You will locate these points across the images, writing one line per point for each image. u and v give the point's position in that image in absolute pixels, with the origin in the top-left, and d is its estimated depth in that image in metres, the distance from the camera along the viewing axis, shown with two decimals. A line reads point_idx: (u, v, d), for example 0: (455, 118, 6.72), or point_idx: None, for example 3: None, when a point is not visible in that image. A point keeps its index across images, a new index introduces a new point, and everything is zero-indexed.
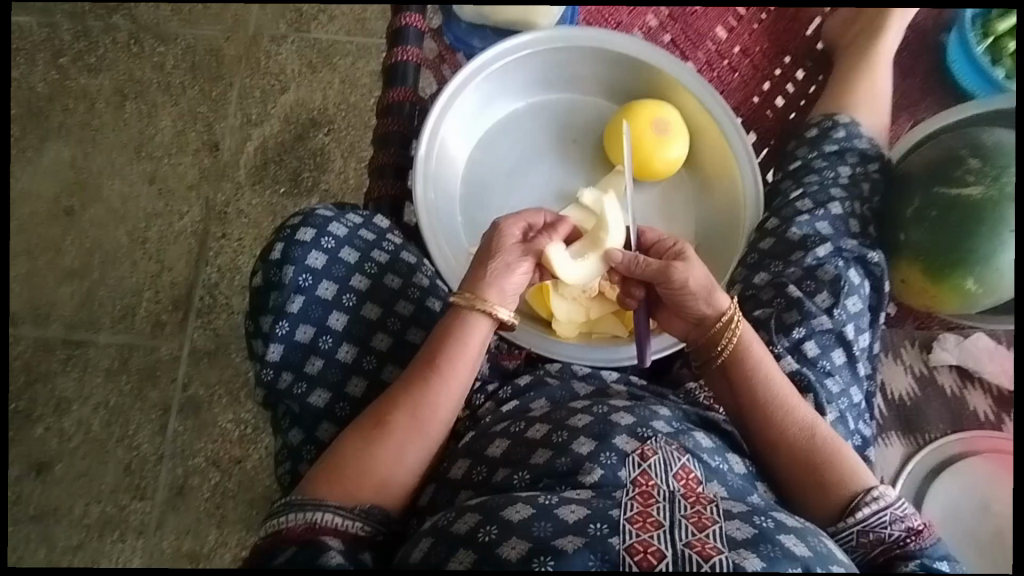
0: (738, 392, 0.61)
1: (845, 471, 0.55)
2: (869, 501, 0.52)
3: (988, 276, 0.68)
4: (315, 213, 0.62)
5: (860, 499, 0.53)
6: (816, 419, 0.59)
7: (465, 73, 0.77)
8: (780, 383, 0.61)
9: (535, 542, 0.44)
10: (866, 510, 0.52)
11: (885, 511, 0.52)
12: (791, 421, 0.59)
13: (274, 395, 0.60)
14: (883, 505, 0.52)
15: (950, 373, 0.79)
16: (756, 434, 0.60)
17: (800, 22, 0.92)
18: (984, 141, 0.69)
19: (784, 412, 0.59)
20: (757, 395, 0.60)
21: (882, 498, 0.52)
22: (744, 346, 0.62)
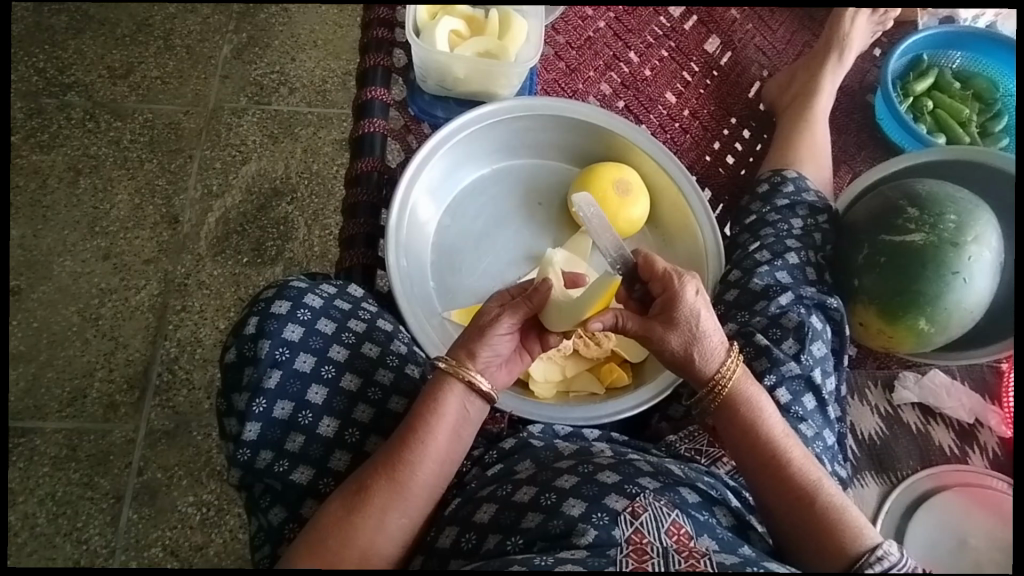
0: (738, 441, 0.61)
1: (845, 522, 0.55)
2: (873, 562, 0.51)
3: (939, 315, 0.72)
4: (289, 285, 0.62)
5: (865, 558, 0.52)
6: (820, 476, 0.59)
7: (434, 142, 0.79)
8: (780, 429, 0.61)
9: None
10: (873, 570, 0.51)
11: (889, 573, 0.51)
12: (791, 470, 0.59)
13: (251, 476, 0.57)
14: (889, 565, 0.51)
15: (913, 410, 0.82)
16: (758, 483, 0.59)
17: (741, 87, 1.00)
18: (918, 191, 0.75)
19: (786, 461, 0.59)
20: (760, 448, 0.60)
21: (887, 557, 0.51)
22: (742, 392, 0.62)
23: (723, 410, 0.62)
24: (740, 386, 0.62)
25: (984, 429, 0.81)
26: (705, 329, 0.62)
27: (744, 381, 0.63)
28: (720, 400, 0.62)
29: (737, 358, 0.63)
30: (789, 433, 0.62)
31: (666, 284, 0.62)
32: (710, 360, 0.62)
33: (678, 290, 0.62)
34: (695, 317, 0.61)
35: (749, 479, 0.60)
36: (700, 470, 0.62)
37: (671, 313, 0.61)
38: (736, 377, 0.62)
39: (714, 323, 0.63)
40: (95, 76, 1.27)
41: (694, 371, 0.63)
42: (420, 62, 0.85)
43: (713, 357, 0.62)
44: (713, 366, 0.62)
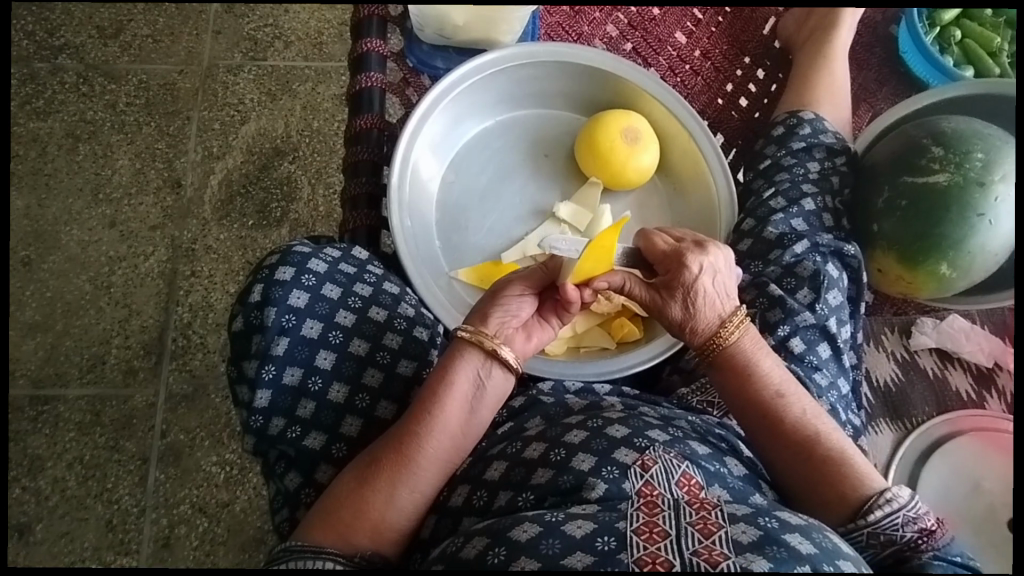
0: (736, 396, 0.61)
1: (848, 473, 0.55)
2: (882, 504, 0.52)
3: (961, 259, 0.69)
4: (293, 250, 0.61)
5: (873, 501, 0.53)
6: (828, 428, 0.59)
7: (433, 96, 0.76)
8: (782, 384, 0.61)
9: (545, 562, 0.42)
10: (881, 512, 0.52)
11: (898, 513, 0.51)
12: (793, 424, 0.58)
13: (265, 443, 0.57)
14: (896, 507, 0.52)
15: (931, 355, 0.81)
16: (758, 437, 0.60)
17: (755, 24, 0.95)
18: (944, 129, 0.71)
19: (786, 415, 0.59)
20: (767, 403, 0.60)
21: (896, 499, 0.52)
22: (742, 351, 0.62)
23: (720, 368, 0.62)
24: (739, 344, 0.62)
25: (1003, 372, 0.80)
26: (706, 291, 0.62)
27: (744, 341, 0.62)
28: (723, 356, 0.62)
29: (739, 319, 0.62)
30: (792, 387, 0.61)
31: (674, 257, 0.62)
32: (710, 321, 0.63)
33: (681, 259, 0.62)
34: (698, 287, 0.62)
35: (749, 433, 0.61)
36: (712, 422, 0.63)
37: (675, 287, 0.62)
38: (735, 336, 0.62)
39: (718, 287, 0.63)
40: (85, 36, 1.23)
41: (691, 334, 0.63)
42: (416, 11, 0.80)
43: (711, 319, 0.63)
44: (710, 326, 0.62)
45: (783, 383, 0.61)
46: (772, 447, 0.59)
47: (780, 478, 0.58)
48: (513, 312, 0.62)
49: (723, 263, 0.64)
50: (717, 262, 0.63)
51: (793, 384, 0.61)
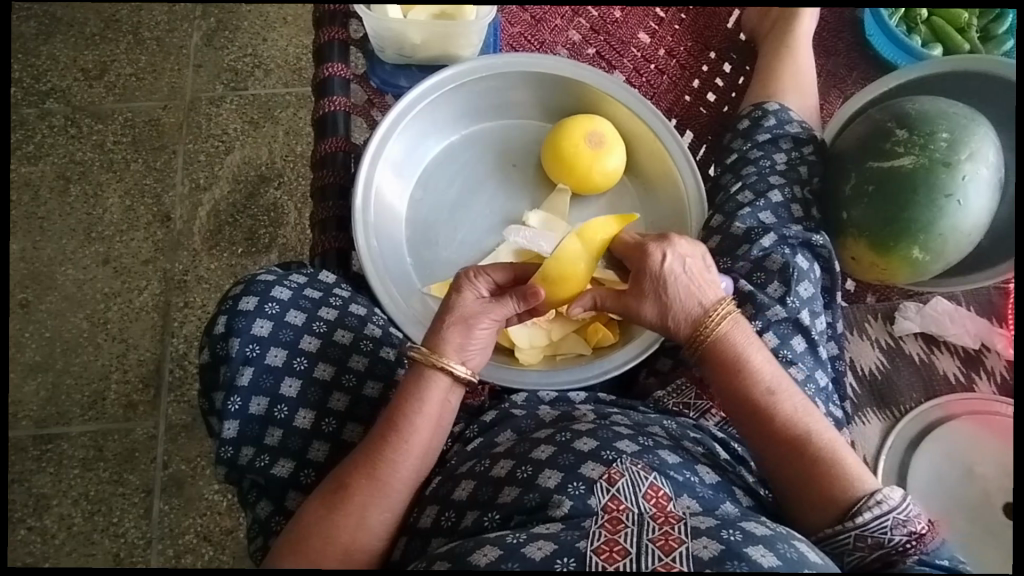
0: (726, 391, 0.60)
1: (837, 472, 0.54)
2: (871, 506, 0.51)
3: (933, 242, 0.68)
4: (256, 279, 0.62)
5: (862, 504, 0.51)
6: (818, 425, 0.57)
7: (394, 115, 0.77)
8: (772, 380, 0.59)
9: None
10: (869, 514, 0.51)
11: (888, 516, 0.50)
12: (783, 422, 0.57)
13: (236, 472, 0.57)
14: (886, 510, 0.50)
15: (916, 340, 0.79)
16: (751, 434, 0.58)
17: (720, 18, 0.95)
18: (909, 111, 0.70)
19: (778, 413, 0.57)
20: (754, 399, 0.58)
21: (886, 501, 0.51)
22: (728, 346, 0.61)
23: (708, 362, 0.61)
24: (727, 337, 0.61)
25: (991, 353, 0.78)
26: (681, 293, 0.62)
27: (734, 335, 0.61)
28: (706, 351, 0.61)
29: (724, 315, 0.61)
30: (785, 381, 0.60)
31: (643, 249, 0.65)
32: (689, 317, 0.63)
33: (651, 259, 0.64)
34: (664, 280, 0.63)
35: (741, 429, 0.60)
36: (687, 425, 0.62)
37: (645, 279, 0.63)
38: (718, 332, 0.61)
39: (696, 282, 0.63)
40: (71, 79, 1.26)
41: (673, 329, 0.63)
42: (374, 33, 0.82)
43: (690, 315, 0.62)
44: (691, 321, 0.62)
45: (775, 378, 0.59)
46: (762, 442, 0.58)
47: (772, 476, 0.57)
48: (473, 333, 0.59)
49: (697, 258, 0.64)
50: (690, 261, 0.63)
51: (785, 378, 0.60)
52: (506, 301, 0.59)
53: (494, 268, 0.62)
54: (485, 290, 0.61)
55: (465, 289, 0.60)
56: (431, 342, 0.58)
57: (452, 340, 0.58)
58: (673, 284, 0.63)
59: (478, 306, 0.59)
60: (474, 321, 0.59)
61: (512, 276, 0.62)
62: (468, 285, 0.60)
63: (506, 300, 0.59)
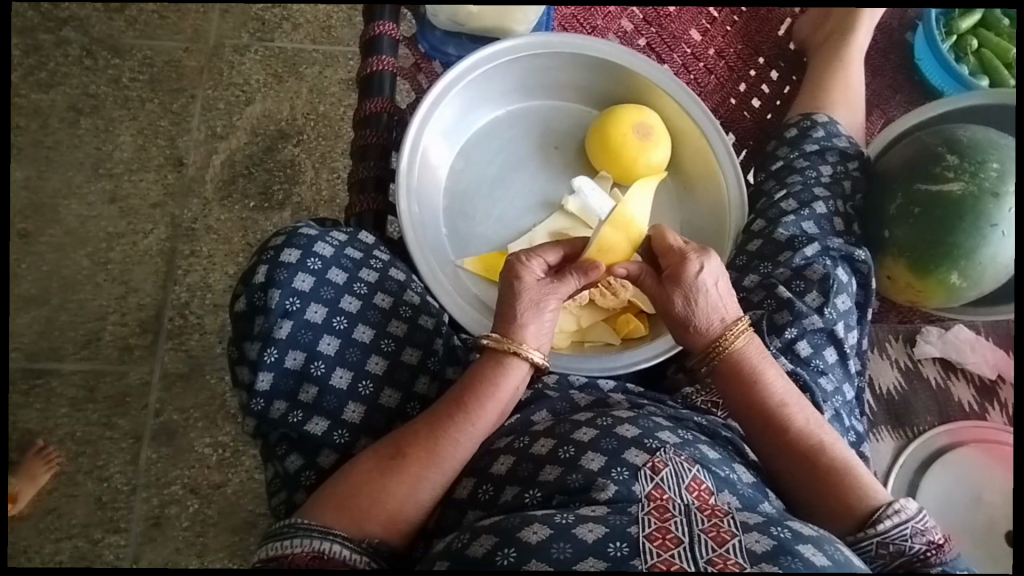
0: (739, 407, 0.60)
1: (854, 484, 0.54)
2: (890, 514, 0.50)
3: (972, 269, 0.68)
4: (299, 232, 0.60)
5: (881, 511, 0.51)
6: (831, 441, 0.58)
7: (446, 82, 0.75)
8: (784, 396, 0.60)
9: (557, 566, 0.40)
10: (888, 522, 0.50)
11: (906, 524, 0.50)
12: (796, 438, 0.57)
13: (266, 425, 0.57)
14: (906, 518, 0.50)
15: (934, 365, 0.81)
16: (765, 448, 0.59)
17: (772, 23, 0.94)
18: (959, 138, 0.71)
19: (790, 428, 0.58)
20: (767, 415, 0.59)
21: (905, 510, 0.50)
22: (745, 361, 0.61)
23: (723, 376, 0.61)
24: (743, 352, 0.61)
25: (1004, 386, 0.80)
26: (706, 302, 0.62)
27: (748, 349, 0.61)
28: (723, 364, 0.61)
29: (740, 329, 0.61)
30: (796, 398, 0.60)
31: (676, 256, 0.63)
32: (711, 326, 0.62)
33: (680, 263, 0.62)
34: (694, 285, 0.62)
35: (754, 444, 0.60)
36: (717, 423, 0.62)
37: (672, 286, 0.62)
38: (737, 346, 0.61)
39: (718, 292, 0.62)
40: (90, 9, 1.21)
41: (691, 339, 0.63)
42: None
43: (712, 325, 0.62)
44: (711, 332, 0.62)
45: (786, 394, 0.60)
46: (776, 456, 0.58)
47: (788, 489, 0.57)
48: (543, 317, 0.59)
49: (723, 274, 0.64)
50: (718, 272, 0.63)
51: (796, 395, 0.60)
52: (569, 283, 0.60)
53: (540, 248, 0.62)
54: (541, 271, 0.61)
55: (528, 271, 0.60)
56: (504, 327, 0.58)
57: (528, 324, 0.58)
58: (702, 291, 0.62)
59: (543, 286, 0.59)
60: (545, 303, 0.59)
61: (561, 254, 0.63)
62: (524, 268, 0.60)
63: (569, 283, 0.60)
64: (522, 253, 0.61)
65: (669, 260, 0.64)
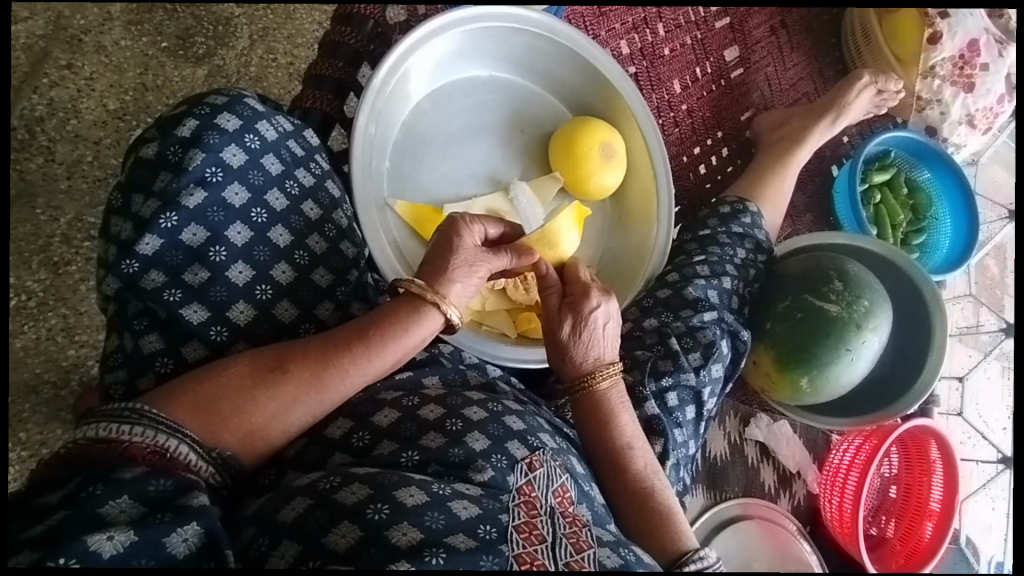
0: (588, 441, 0.64)
1: (670, 528, 0.58)
2: (695, 559, 0.54)
3: (819, 379, 0.79)
4: (244, 101, 0.54)
5: (688, 556, 0.55)
6: (660, 488, 0.62)
7: (449, 18, 0.72)
8: (633, 439, 0.64)
9: (428, 535, 0.39)
10: (695, 565, 0.53)
11: (708, 571, 0.54)
12: (632, 479, 0.62)
13: (132, 293, 0.49)
14: (706, 565, 0.54)
15: (755, 446, 0.92)
16: (602, 482, 0.62)
17: (740, 106, 1.02)
18: (848, 270, 0.81)
19: (628, 468, 0.62)
20: (611, 453, 0.63)
21: (706, 558, 0.54)
22: (607, 400, 0.64)
23: (582, 409, 0.64)
24: (607, 391, 0.65)
25: (800, 480, 0.93)
26: (591, 335, 0.65)
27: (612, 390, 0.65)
28: (587, 396, 0.64)
29: (612, 370, 0.65)
30: (642, 445, 0.65)
31: (581, 286, 0.66)
32: (588, 359, 0.65)
33: (584, 295, 0.66)
34: (586, 317, 0.65)
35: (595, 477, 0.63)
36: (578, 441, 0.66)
37: (569, 312, 0.65)
38: (604, 384, 0.65)
39: (603, 329, 0.66)
40: None
41: (566, 367, 0.66)
42: None
43: (589, 359, 0.65)
44: (586, 364, 0.65)
45: (634, 437, 0.64)
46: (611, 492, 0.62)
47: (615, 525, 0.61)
48: (471, 279, 0.56)
49: (616, 317, 0.68)
50: (612, 314, 0.67)
51: (643, 441, 0.65)
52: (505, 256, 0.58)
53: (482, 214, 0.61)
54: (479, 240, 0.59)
55: (468, 233, 0.58)
56: (428, 277, 0.54)
57: (453, 279, 0.55)
58: (592, 325, 0.65)
59: (478, 252, 0.57)
60: (476, 269, 0.56)
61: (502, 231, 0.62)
62: (465, 229, 0.58)
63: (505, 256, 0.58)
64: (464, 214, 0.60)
65: (573, 289, 0.67)
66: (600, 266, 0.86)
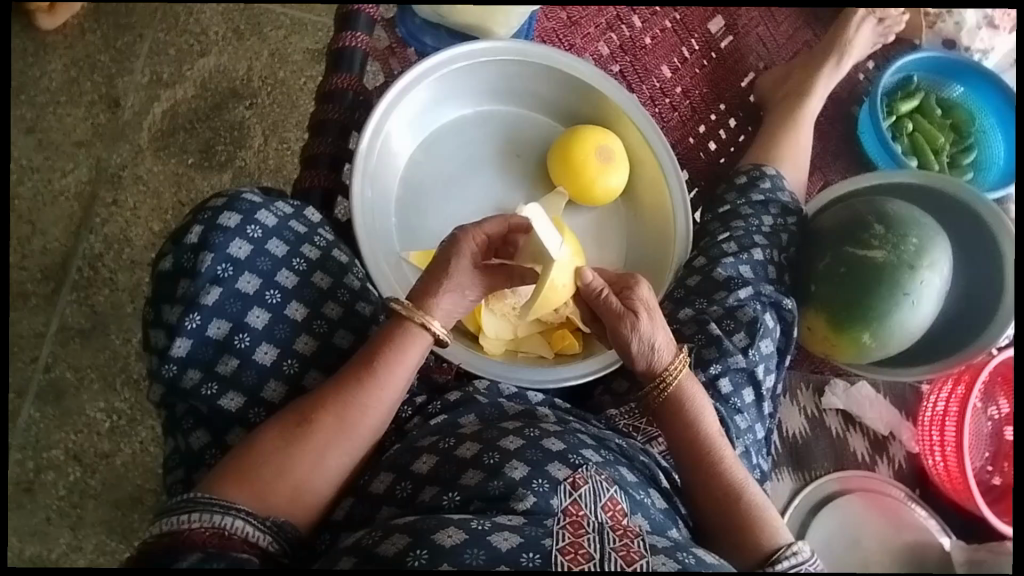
0: (673, 439, 0.61)
1: (764, 522, 0.56)
2: (788, 555, 0.53)
3: (883, 331, 0.74)
4: (242, 197, 0.57)
5: (781, 552, 0.53)
6: (749, 479, 0.59)
7: (420, 69, 0.74)
8: (716, 432, 0.61)
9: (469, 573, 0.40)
10: (786, 563, 0.52)
11: (800, 567, 0.53)
12: (724, 476, 0.58)
13: (175, 395, 0.53)
14: (800, 560, 0.53)
15: (836, 415, 0.86)
16: (689, 481, 0.59)
17: (738, 74, 0.98)
18: (888, 210, 0.76)
19: (718, 465, 0.59)
20: (697, 451, 0.59)
21: (801, 553, 0.53)
22: (684, 395, 0.61)
23: (663, 410, 0.61)
24: (683, 388, 0.61)
25: (896, 442, 0.86)
26: (655, 330, 0.61)
27: (688, 384, 0.61)
28: (665, 397, 0.61)
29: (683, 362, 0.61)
30: (723, 436, 0.62)
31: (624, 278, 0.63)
32: (660, 356, 0.61)
33: (632, 287, 0.62)
34: (649, 312, 0.61)
35: (681, 473, 0.60)
36: (637, 447, 0.63)
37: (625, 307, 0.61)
38: (680, 379, 0.61)
39: (663, 325, 0.62)
40: None
41: (640, 368, 0.62)
42: None
43: (661, 355, 0.61)
44: (657, 364, 0.61)
45: (717, 430, 0.61)
46: (701, 493, 0.58)
47: (707, 526, 0.58)
48: (458, 299, 0.60)
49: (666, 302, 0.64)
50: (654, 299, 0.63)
51: (723, 433, 0.62)
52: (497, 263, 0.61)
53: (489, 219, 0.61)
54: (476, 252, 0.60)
55: (465, 249, 0.60)
56: (418, 300, 0.58)
57: (442, 302, 0.58)
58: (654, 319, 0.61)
59: (474, 274, 0.60)
60: (468, 291, 0.60)
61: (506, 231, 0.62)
62: (466, 241, 0.60)
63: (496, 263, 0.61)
64: (465, 228, 0.61)
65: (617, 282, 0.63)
66: (625, 270, 0.84)
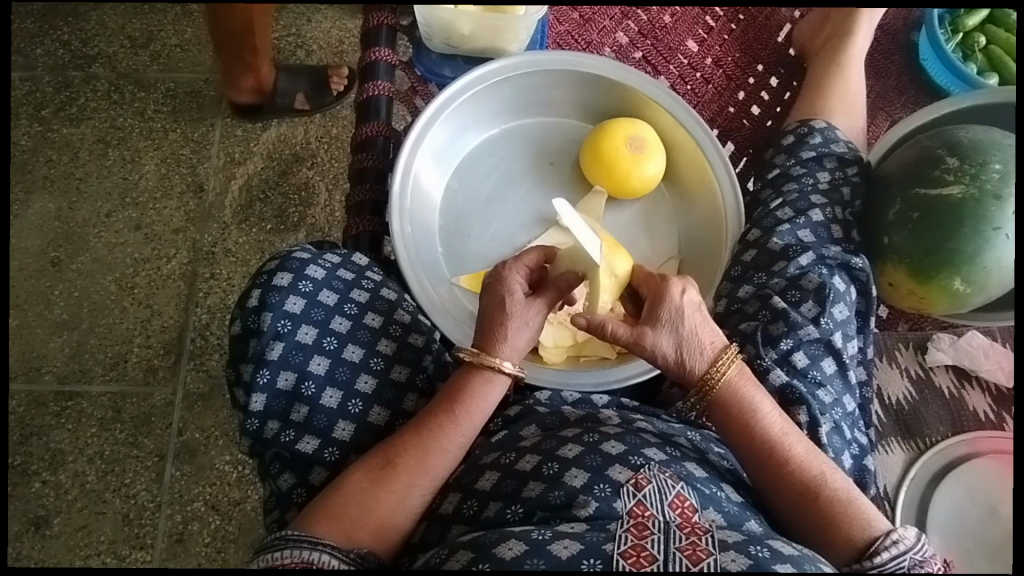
0: (730, 438, 0.58)
1: (853, 513, 0.52)
2: (888, 546, 0.49)
3: (976, 276, 0.68)
4: (292, 256, 0.62)
5: (879, 542, 0.49)
6: (827, 470, 0.55)
7: (437, 104, 0.77)
8: (781, 426, 0.57)
9: None
10: (886, 554, 0.48)
11: (905, 556, 0.48)
12: (796, 470, 0.55)
13: (260, 445, 0.58)
14: (903, 549, 0.48)
15: (947, 373, 0.80)
16: (759, 481, 0.56)
17: (771, 30, 0.93)
18: (961, 139, 0.70)
19: (789, 460, 0.55)
20: (761, 449, 0.56)
21: (902, 541, 0.49)
22: (735, 393, 0.58)
23: (716, 411, 0.58)
24: (732, 387, 0.58)
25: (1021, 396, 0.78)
26: (692, 332, 0.58)
27: (738, 381, 0.58)
28: (712, 400, 0.58)
29: (728, 360, 0.58)
30: (793, 428, 0.58)
31: (659, 282, 0.61)
32: (701, 358, 0.59)
33: (663, 288, 0.60)
34: (681, 313, 0.58)
35: (749, 474, 0.57)
36: (711, 438, 0.61)
37: (655, 309, 0.59)
38: (727, 377, 0.58)
39: (702, 325, 0.59)
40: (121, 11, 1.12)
41: (682, 375, 0.59)
42: (424, 22, 0.82)
43: (702, 357, 0.59)
44: (697, 370, 0.58)
45: (783, 424, 0.58)
46: (776, 492, 0.55)
47: (788, 525, 0.55)
48: (522, 334, 0.60)
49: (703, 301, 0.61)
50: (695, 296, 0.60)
51: (790, 424, 0.58)
52: (552, 291, 0.61)
53: (524, 253, 0.63)
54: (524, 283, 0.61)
55: (512, 283, 0.61)
56: (483, 343, 0.60)
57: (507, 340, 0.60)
58: (687, 319, 0.58)
59: (529, 307, 0.60)
60: (531, 320, 0.60)
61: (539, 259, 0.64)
62: (509, 276, 0.61)
63: (552, 290, 0.61)
64: (506, 262, 0.63)
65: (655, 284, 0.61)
66: (681, 254, 0.81)
